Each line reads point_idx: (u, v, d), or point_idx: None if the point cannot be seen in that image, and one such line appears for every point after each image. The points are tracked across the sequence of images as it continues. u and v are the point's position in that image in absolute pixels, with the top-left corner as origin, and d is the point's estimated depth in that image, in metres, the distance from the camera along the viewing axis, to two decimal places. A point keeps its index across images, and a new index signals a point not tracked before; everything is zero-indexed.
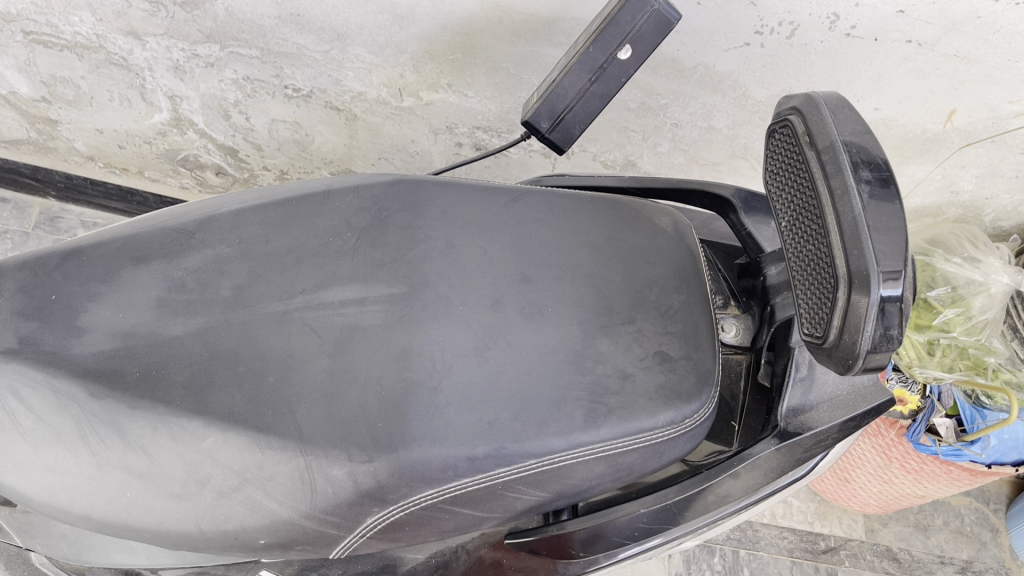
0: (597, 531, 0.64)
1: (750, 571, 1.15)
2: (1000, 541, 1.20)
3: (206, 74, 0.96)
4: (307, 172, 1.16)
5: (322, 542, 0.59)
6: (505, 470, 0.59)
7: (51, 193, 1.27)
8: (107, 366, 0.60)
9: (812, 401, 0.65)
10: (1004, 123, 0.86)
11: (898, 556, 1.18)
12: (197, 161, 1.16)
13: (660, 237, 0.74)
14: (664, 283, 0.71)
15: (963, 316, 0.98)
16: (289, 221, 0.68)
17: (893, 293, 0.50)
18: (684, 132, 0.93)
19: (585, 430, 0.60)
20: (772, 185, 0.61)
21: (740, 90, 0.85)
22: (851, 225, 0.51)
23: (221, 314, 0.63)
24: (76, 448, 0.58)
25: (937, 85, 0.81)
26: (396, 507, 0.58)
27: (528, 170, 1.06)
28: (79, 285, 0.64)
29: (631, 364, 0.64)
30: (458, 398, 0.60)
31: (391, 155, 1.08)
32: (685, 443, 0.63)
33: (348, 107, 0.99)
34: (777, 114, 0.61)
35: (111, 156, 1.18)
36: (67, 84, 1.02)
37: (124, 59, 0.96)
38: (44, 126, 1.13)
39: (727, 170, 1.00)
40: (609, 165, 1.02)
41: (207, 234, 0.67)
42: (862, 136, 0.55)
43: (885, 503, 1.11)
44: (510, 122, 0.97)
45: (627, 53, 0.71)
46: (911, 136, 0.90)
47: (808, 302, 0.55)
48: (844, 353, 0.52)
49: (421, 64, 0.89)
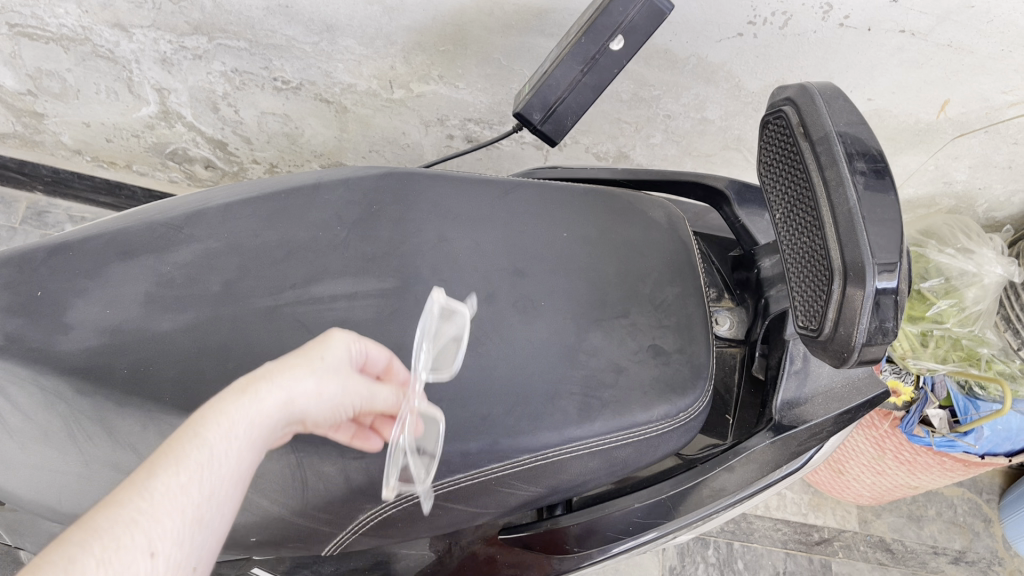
0: (591, 526, 0.64)
1: (744, 563, 1.15)
2: (992, 532, 1.21)
3: (194, 66, 0.95)
4: (297, 165, 1.15)
5: (314, 539, 0.58)
6: (498, 466, 0.58)
7: (38, 187, 1.26)
8: (95, 363, 0.59)
9: (807, 394, 0.64)
10: (997, 113, 0.86)
11: (892, 547, 1.18)
12: (185, 154, 1.15)
13: (653, 229, 0.73)
14: (658, 276, 0.70)
15: (956, 307, 0.98)
16: (280, 216, 0.67)
17: (887, 285, 0.50)
18: (677, 123, 0.93)
19: (579, 424, 0.59)
20: (766, 177, 0.61)
21: (732, 81, 0.84)
22: (846, 217, 0.51)
23: (210, 310, 0.63)
24: (63, 446, 0.57)
25: (930, 75, 0.81)
26: (389, 503, 0.57)
27: (520, 162, 1.06)
28: (66, 281, 0.63)
29: (625, 358, 0.64)
30: (451, 393, 0.60)
31: (382, 147, 1.08)
32: (680, 436, 0.63)
33: (337, 100, 0.98)
34: (771, 104, 0.60)
35: (98, 149, 1.17)
36: (53, 77, 1.01)
37: (111, 51, 0.94)
38: (30, 120, 1.12)
39: (720, 162, 1.00)
40: (601, 157, 1.01)
41: (196, 228, 0.66)
42: (856, 127, 0.55)
43: (878, 494, 1.11)
44: (501, 114, 0.96)
45: (620, 44, 0.70)
46: (904, 126, 0.90)
47: (803, 295, 0.55)
48: (839, 346, 0.51)
49: (411, 55, 0.88)
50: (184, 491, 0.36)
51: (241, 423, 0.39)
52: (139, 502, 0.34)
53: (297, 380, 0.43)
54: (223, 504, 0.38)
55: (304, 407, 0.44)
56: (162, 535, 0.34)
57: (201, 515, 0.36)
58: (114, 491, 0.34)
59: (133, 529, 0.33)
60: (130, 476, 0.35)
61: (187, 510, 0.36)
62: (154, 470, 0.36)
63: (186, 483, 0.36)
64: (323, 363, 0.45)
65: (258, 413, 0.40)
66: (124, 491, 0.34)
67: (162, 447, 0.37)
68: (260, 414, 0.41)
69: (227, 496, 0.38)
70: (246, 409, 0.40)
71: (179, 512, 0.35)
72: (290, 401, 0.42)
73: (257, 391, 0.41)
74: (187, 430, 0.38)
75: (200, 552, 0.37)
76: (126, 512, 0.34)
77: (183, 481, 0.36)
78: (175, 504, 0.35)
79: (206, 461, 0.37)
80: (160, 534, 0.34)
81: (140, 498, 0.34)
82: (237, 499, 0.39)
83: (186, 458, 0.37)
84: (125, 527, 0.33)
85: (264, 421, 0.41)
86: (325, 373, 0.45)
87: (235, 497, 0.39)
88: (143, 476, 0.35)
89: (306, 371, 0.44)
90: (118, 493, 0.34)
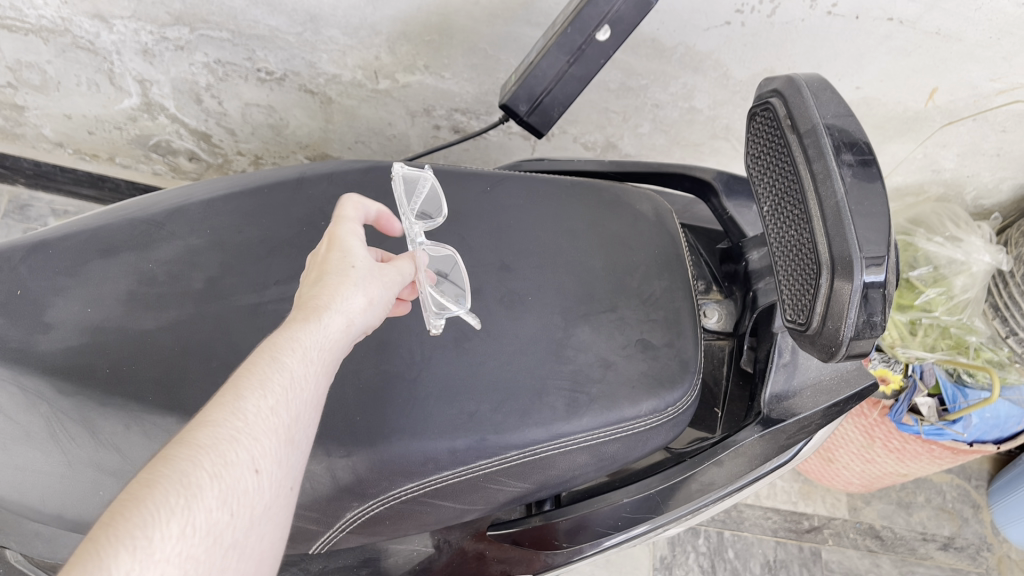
0: (581, 521, 0.64)
1: (735, 552, 1.15)
2: (981, 518, 1.21)
3: (176, 58, 0.94)
4: (282, 156, 1.14)
5: (301, 537, 0.57)
6: (487, 462, 0.57)
7: (20, 180, 1.25)
8: (76, 363, 0.58)
9: (796, 386, 0.64)
10: (986, 101, 0.85)
11: (881, 534, 1.18)
12: (169, 146, 1.14)
13: (641, 222, 0.73)
14: (645, 270, 0.70)
15: (944, 296, 0.98)
16: (263, 211, 0.68)
17: (875, 279, 0.49)
18: (664, 112, 0.92)
19: (568, 420, 0.59)
20: (755, 169, 0.60)
21: (720, 70, 0.84)
22: (834, 210, 0.50)
23: (193, 308, 0.62)
24: (45, 447, 0.55)
25: (919, 63, 0.80)
26: (375, 502, 0.56)
27: (507, 153, 1.05)
28: (46, 279, 0.62)
29: (613, 352, 0.63)
30: (438, 390, 0.60)
31: (368, 138, 1.06)
32: (667, 431, 0.62)
33: (322, 90, 0.97)
34: (758, 96, 0.59)
35: (81, 142, 1.16)
36: (33, 69, 0.99)
37: (91, 42, 0.93)
38: (10, 113, 1.10)
39: (709, 151, 0.99)
40: (588, 147, 1.01)
41: (178, 224, 0.66)
42: (844, 118, 0.54)
43: (868, 481, 1.11)
44: (488, 104, 0.95)
45: (606, 34, 0.68)
46: (892, 114, 0.89)
47: (791, 289, 0.55)
48: (828, 340, 0.51)
49: (396, 45, 0.87)
50: (272, 412, 0.40)
51: (303, 349, 0.44)
52: (235, 421, 0.38)
53: (342, 301, 0.48)
54: (304, 423, 0.42)
55: (360, 326, 0.49)
56: (262, 451, 0.39)
57: (290, 432, 0.41)
58: (206, 412, 0.38)
59: (236, 447, 0.37)
60: (218, 398, 0.39)
61: (278, 428, 0.40)
62: (241, 392, 0.40)
63: (270, 405, 0.40)
64: (360, 278, 0.50)
65: (313, 337, 0.45)
66: (220, 411, 0.38)
67: (242, 372, 0.41)
68: (317, 339, 0.45)
69: (307, 414, 0.42)
70: (305, 336, 0.44)
71: (272, 429, 0.40)
72: (341, 320, 0.47)
73: (320, 319, 0.46)
74: (263, 356, 0.42)
75: (294, 464, 0.41)
76: (225, 430, 0.38)
77: (269, 403, 0.40)
78: (266, 424, 0.39)
79: (282, 386, 0.42)
80: (259, 451, 0.38)
81: (234, 419, 0.38)
82: (313, 414, 0.43)
83: (270, 381, 0.41)
84: (229, 444, 0.37)
85: (329, 346, 0.46)
86: (369, 278, 0.50)
87: (313, 415, 0.43)
88: (232, 399, 0.39)
89: (348, 288, 0.49)
90: (213, 413, 0.38)
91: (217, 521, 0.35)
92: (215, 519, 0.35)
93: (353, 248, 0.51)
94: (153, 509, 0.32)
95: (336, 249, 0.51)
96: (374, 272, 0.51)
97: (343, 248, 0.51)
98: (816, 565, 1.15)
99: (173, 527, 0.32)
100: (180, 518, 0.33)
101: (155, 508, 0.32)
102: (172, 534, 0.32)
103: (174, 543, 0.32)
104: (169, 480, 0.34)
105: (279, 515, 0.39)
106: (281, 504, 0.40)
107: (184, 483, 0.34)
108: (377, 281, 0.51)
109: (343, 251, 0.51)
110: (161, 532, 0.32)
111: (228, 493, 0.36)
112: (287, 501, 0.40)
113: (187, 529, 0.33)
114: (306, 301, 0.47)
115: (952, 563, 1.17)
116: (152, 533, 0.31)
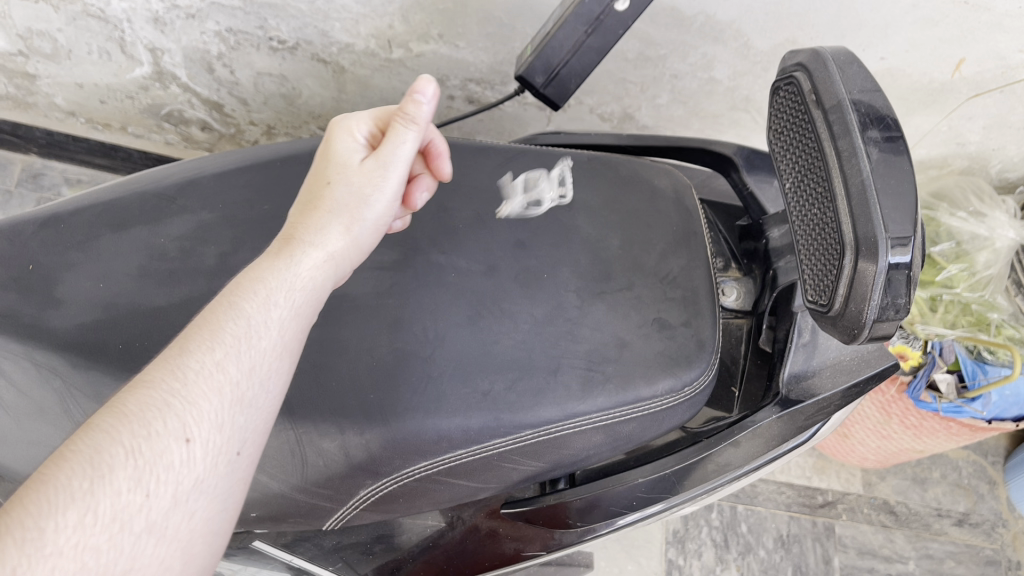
0: (594, 500, 0.64)
1: (748, 527, 1.15)
2: (997, 494, 1.20)
3: (187, 26, 0.93)
4: (295, 127, 1.13)
5: (314, 514, 0.57)
6: (500, 441, 0.57)
7: (34, 150, 1.26)
8: (89, 339, 0.58)
9: (815, 367, 0.63)
10: (1013, 72, 0.83)
11: (896, 509, 1.18)
12: (181, 116, 1.13)
13: (659, 199, 0.72)
14: (663, 247, 0.69)
15: (967, 272, 0.97)
16: (276, 185, 0.68)
17: (901, 260, 0.48)
18: (683, 83, 0.90)
19: (582, 400, 0.58)
20: (777, 145, 0.59)
21: (741, 40, 0.82)
22: (859, 188, 0.49)
23: (205, 284, 0.62)
24: (59, 422, 0.55)
25: (946, 33, 0.78)
26: (389, 479, 0.56)
27: (522, 123, 1.04)
28: (57, 254, 0.62)
29: (629, 332, 0.63)
30: (451, 367, 0.59)
31: (381, 108, 1.05)
32: (685, 411, 0.61)
33: (335, 59, 0.96)
34: (782, 70, 0.58)
35: (92, 111, 1.15)
36: (44, 37, 0.98)
37: (101, 11, 0.92)
38: (22, 81, 1.10)
39: (727, 123, 0.97)
40: (605, 118, 0.99)
41: (189, 199, 0.66)
42: (870, 94, 0.52)
43: (884, 457, 1.10)
44: (503, 74, 0.93)
45: (625, 3, 0.66)
46: (917, 86, 0.87)
47: (812, 269, 0.54)
48: (850, 322, 0.50)
49: (410, 14, 0.85)
50: (220, 369, 0.40)
51: (269, 293, 0.45)
52: (172, 384, 0.39)
53: (321, 234, 0.50)
54: (262, 377, 0.42)
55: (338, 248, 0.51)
56: (197, 418, 0.39)
57: (241, 390, 0.41)
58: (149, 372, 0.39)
59: (164, 416, 0.38)
60: (164, 356, 0.40)
61: (224, 387, 0.40)
62: (188, 349, 0.40)
63: (218, 360, 0.41)
64: (338, 202, 0.52)
65: (286, 275, 0.46)
66: (158, 372, 0.39)
67: (200, 324, 0.42)
68: (288, 279, 0.46)
69: (264, 365, 0.42)
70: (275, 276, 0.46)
71: (214, 388, 0.40)
72: (322, 253, 0.49)
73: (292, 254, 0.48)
74: (222, 306, 0.43)
75: (249, 424, 0.41)
76: (156, 396, 0.38)
77: (216, 359, 0.40)
78: (209, 382, 0.40)
79: (237, 336, 0.42)
80: (194, 419, 0.38)
81: (172, 380, 0.39)
82: (280, 364, 0.44)
83: (224, 332, 0.42)
84: (157, 414, 0.37)
85: (304, 283, 0.47)
86: (348, 199, 0.52)
87: (276, 365, 0.43)
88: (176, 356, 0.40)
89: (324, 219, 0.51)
90: (153, 374, 0.39)
91: (128, 504, 0.35)
92: (125, 502, 0.35)
93: (339, 151, 0.54)
94: (47, 497, 0.33)
95: (322, 157, 0.54)
96: (354, 179, 0.53)
97: (329, 155, 0.54)
98: (829, 540, 1.15)
99: (67, 518, 0.33)
100: (76, 508, 0.33)
101: (50, 496, 0.33)
102: (65, 525, 0.33)
103: (66, 534, 0.33)
104: (76, 461, 0.35)
105: (220, 487, 0.39)
106: (226, 470, 0.40)
107: (91, 464, 0.35)
108: (360, 199, 0.52)
109: (329, 161, 0.54)
110: (53, 522, 0.33)
111: (146, 471, 0.36)
112: (239, 464, 0.40)
113: (85, 518, 0.33)
114: (289, 231, 0.50)
115: (967, 539, 1.16)
116: (41, 525, 0.32)
